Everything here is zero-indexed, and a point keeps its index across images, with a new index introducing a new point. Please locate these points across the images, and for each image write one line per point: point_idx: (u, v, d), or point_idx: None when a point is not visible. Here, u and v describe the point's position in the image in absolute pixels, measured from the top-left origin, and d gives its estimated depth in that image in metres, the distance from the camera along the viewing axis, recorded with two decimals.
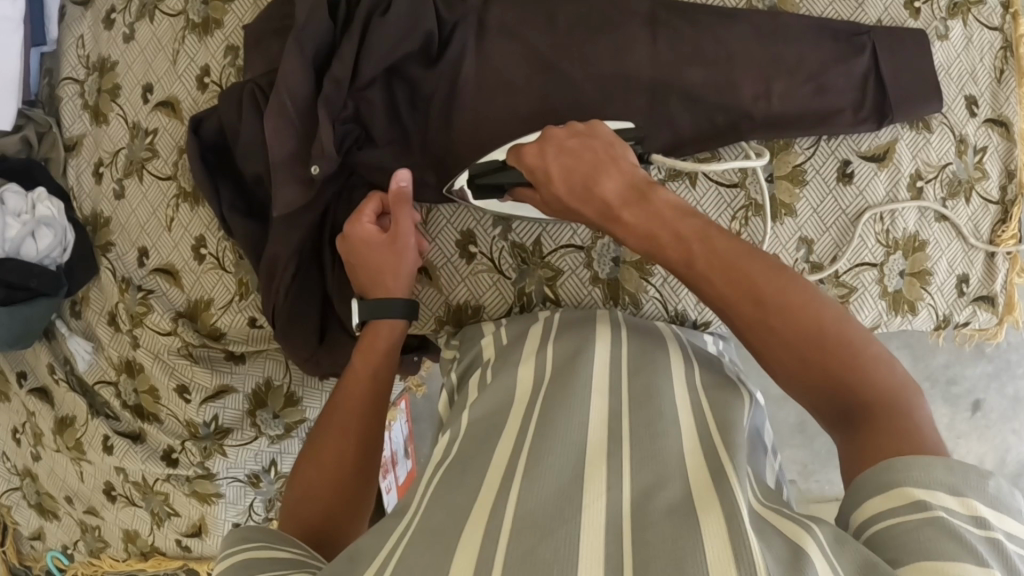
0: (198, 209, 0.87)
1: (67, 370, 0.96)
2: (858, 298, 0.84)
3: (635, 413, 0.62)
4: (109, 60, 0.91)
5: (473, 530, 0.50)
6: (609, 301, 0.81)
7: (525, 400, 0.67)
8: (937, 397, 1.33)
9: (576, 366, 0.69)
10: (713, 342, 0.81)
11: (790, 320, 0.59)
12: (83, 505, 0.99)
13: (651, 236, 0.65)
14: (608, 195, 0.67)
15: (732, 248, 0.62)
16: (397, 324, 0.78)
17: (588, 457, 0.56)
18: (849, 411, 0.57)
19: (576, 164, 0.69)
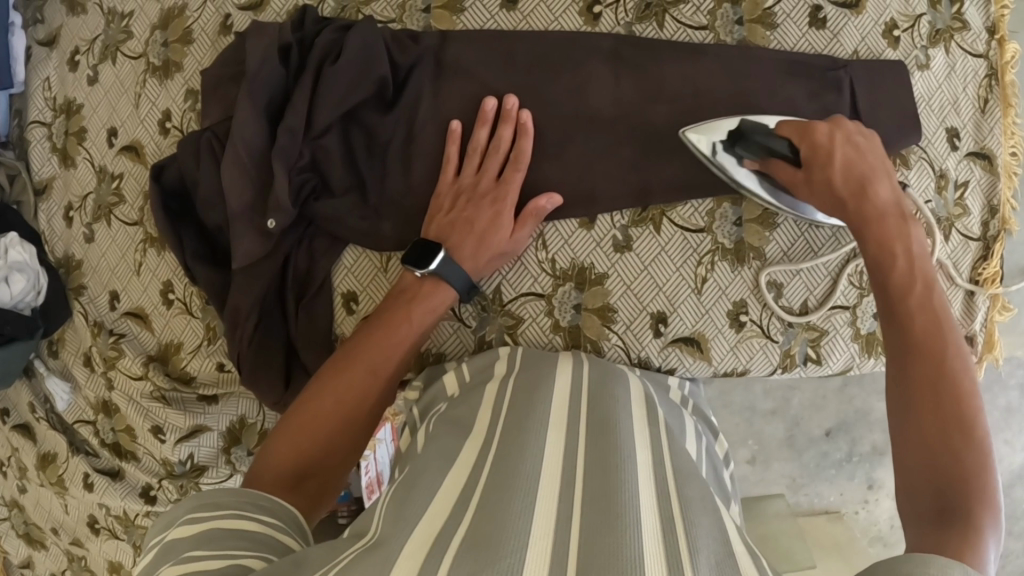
0: (164, 253, 0.87)
1: (47, 408, 0.97)
2: (829, 341, 0.82)
3: (590, 451, 0.62)
4: (75, 102, 0.91)
5: (419, 546, 0.49)
6: (570, 348, 0.80)
7: (483, 428, 0.66)
8: None
9: (538, 398, 0.69)
10: (679, 385, 0.81)
11: (942, 381, 0.59)
12: (69, 536, 1.01)
13: (887, 255, 0.66)
14: (881, 203, 0.68)
15: (930, 311, 0.63)
16: (451, 294, 0.76)
17: (545, 485, 0.55)
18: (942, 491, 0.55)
19: (849, 167, 0.69)
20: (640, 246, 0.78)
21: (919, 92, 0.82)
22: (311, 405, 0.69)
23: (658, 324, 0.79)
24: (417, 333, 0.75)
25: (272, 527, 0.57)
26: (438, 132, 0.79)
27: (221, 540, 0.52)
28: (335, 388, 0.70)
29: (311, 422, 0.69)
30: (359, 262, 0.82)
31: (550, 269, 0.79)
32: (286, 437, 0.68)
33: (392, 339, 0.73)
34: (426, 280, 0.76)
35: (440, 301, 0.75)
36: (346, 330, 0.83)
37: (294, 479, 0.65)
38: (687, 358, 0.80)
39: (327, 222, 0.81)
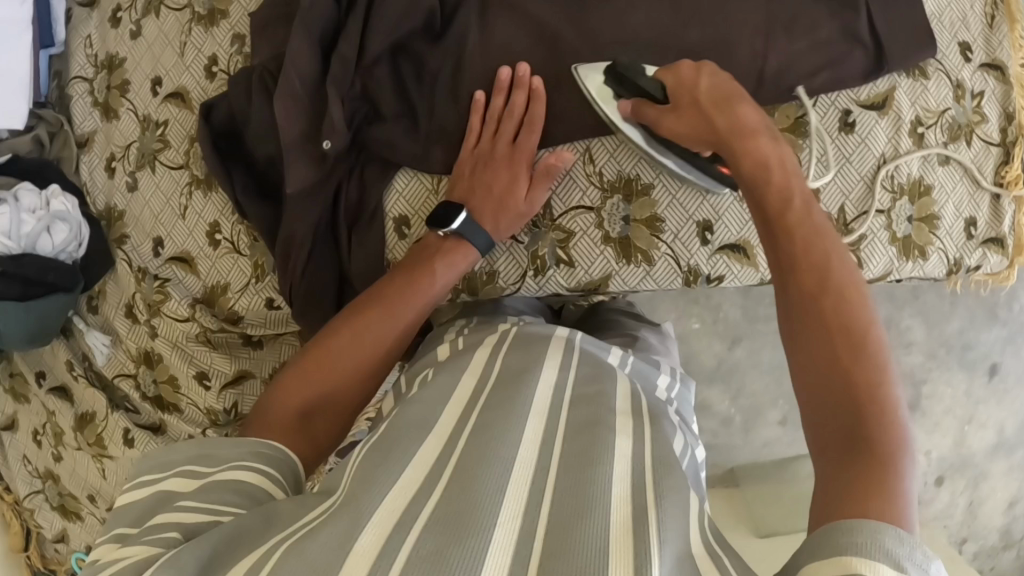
0: (211, 194, 0.88)
1: (85, 366, 0.96)
2: (868, 245, 0.85)
3: (570, 440, 0.59)
4: (117, 57, 0.92)
5: (383, 524, 0.48)
6: (621, 261, 0.80)
7: (466, 403, 0.64)
8: (953, 364, 1.36)
9: (522, 382, 0.66)
10: (667, 385, 0.84)
11: (829, 312, 0.57)
12: (106, 505, 0.96)
13: (761, 167, 0.67)
14: (745, 117, 0.69)
15: (830, 238, 0.62)
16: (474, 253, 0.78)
17: (516, 472, 0.54)
18: (850, 445, 0.51)
19: (722, 86, 0.72)
20: None
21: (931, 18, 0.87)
22: (318, 352, 0.71)
23: (705, 233, 0.80)
24: (431, 299, 0.76)
25: (269, 480, 0.58)
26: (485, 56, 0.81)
27: (211, 492, 0.54)
28: (342, 338, 0.72)
29: (319, 368, 0.70)
30: (411, 185, 0.83)
31: (598, 182, 0.80)
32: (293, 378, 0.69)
33: (398, 304, 0.74)
34: (448, 239, 0.78)
35: (459, 262, 0.77)
36: (398, 254, 0.84)
37: (300, 423, 0.66)
38: (734, 265, 0.81)
39: (377, 149, 0.82)
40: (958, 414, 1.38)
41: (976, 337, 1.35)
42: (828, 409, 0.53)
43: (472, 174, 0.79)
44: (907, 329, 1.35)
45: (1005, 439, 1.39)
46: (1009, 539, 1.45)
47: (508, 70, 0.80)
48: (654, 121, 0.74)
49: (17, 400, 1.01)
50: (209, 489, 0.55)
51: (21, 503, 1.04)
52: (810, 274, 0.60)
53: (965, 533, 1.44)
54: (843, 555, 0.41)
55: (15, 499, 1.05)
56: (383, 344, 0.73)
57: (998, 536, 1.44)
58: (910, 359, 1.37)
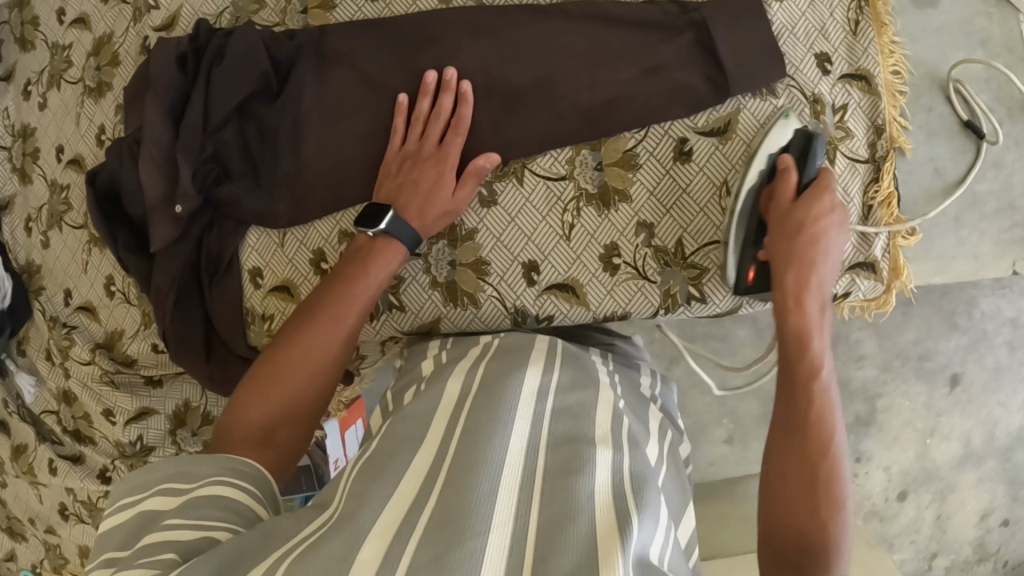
0: (105, 251, 0.97)
1: (18, 403, 1.06)
2: (710, 279, 0.81)
3: (552, 448, 0.61)
4: (29, 127, 1.03)
5: (384, 532, 0.51)
6: (449, 304, 0.82)
7: (452, 408, 0.67)
8: (909, 375, 1.27)
9: (506, 388, 0.68)
10: (649, 385, 0.89)
11: (823, 424, 0.65)
12: (44, 525, 1.09)
13: (798, 268, 0.71)
14: (822, 232, 0.72)
15: (813, 372, 0.67)
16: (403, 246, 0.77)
17: (504, 479, 0.56)
18: (803, 560, 0.60)
19: (801, 234, 0.71)
20: (505, 199, 0.81)
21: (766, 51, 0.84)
22: (269, 366, 0.72)
23: (531, 274, 0.81)
24: (371, 295, 0.76)
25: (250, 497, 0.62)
26: (318, 108, 0.84)
27: (202, 511, 0.57)
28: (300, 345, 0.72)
29: (268, 379, 0.71)
30: (261, 240, 0.88)
31: None
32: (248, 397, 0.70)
33: (341, 298, 0.75)
34: (377, 238, 0.77)
35: (390, 259, 0.77)
36: (255, 303, 0.89)
37: (264, 434, 0.68)
38: (563, 305, 0.81)
39: (229, 207, 0.88)
40: (918, 427, 1.29)
41: (933, 347, 1.26)
42: (780, 510, 0.63)
43: (407, 175, 0.79)
44: (857, 343, 1.28)
45: (972, 450, 1.29)
46: (985, 552, 1.34)
47: (436, 73, 0.80)
48: (783, 211, 0.73)
49: None
50: (195, 505, 0.58)
51: None
52: (805, 373, 0.67)
53: (936, 549, 1.33)
54: None
55: None
56: (334, 336, 0.73)
57: (972, 550, 1.33)
58: (862, 373, 1.28)
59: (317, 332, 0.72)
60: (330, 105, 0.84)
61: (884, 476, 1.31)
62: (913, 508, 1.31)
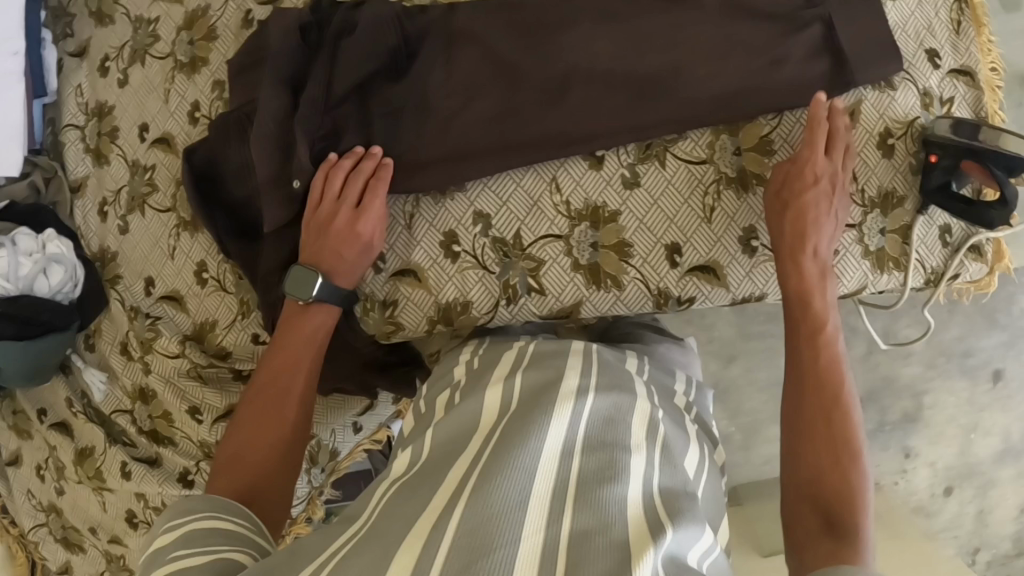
0: (197, 235, 0.91)
1: (84, 403, 1.01)
2: (841, 260, 0.84)
3: (587, 455, 0.61)
4: (106, 105, 0.96)
5: (415, 538, 0.52)
6: (591, 287, 0.81)
7: (489, 425, 0.66)
8: (954, 372, 1.29)
9: (538, 397, 0.68)
10: (684, 391, 0.83)
11: (815, 407, 0.70)
12: (107, 535, 1.02)
13: (800, 222, 0.76)
14: (819, 224, 0.77)
15: (830, 376, 0.72)
16: (332, 309, 0.80)
17: (541, 486, 0.56)
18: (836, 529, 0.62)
19: (796, 230, 0.77)
20: (648, 181, 0.81)
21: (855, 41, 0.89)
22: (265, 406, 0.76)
23: (673, 255, 0.81)
24: (312, 358, 0.80)
25: (246, 528, 0.64)
26: (446, 88, 0.81)
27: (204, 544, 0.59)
28: (289, 386, 0.77)
29: (260, 427, 0.75)
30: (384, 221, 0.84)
31: (565, 211, 0.81)
32: (245, 445, 0.74)
33: (296, 355, 0.79)
34: (309, 306, 0.80)
35: (320, 317, 0.80)
36: (374, 289, 0.84)
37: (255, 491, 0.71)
38: (704, 286, 0.82)
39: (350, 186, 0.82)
40: (963, 422, 1.31)
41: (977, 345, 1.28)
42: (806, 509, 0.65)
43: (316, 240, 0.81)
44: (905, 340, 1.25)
45: (1013, 445, 1.31)
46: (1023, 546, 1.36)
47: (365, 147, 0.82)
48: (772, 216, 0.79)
49: (18, 436, 1.04)
50: (196, 530, 0.61)
51: (26, 537, 1.07)
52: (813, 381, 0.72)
53: (977, 543, 1.35)
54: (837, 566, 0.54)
55: (18, 533, 1.07)
56: (288, 398, 0.77)
57: (1010, 544, 1.35)
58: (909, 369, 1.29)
59: (276, 386, 0.77)
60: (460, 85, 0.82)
61: (929, 472, 1.32)
62: (958, 502, 1.32)
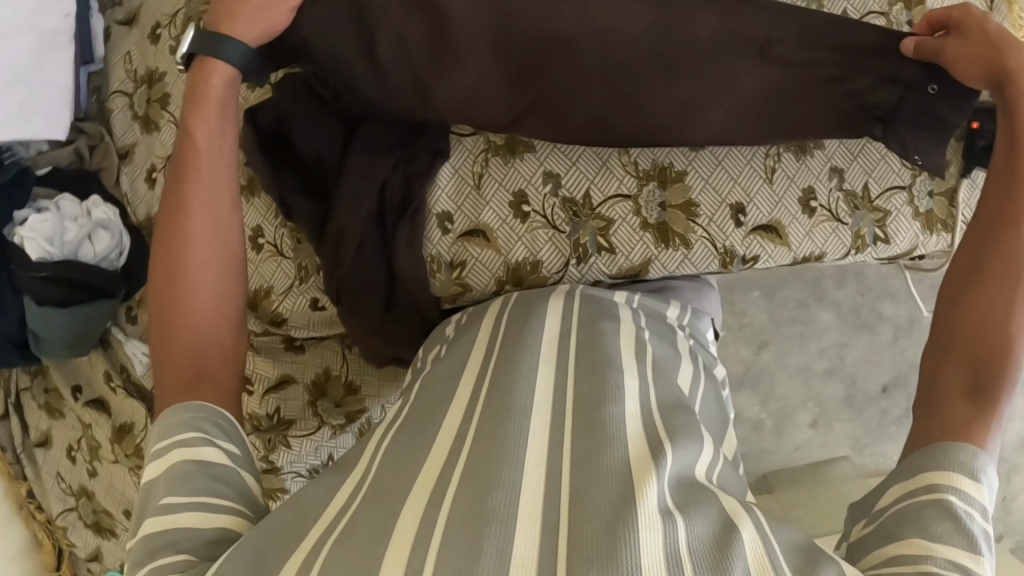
0: (254, 200, 0.90)
1: (123, 377, 0.97)
2: (893, 221, 0.87)
3: (581, 380, 0.62)
4: (157, 71, 0.95)
5: (423, 490, 0.51)
6: (660, 245, 0.83)
7: (478, 367, 0.67)
8: None
9: (526, 334, 0.69)
10: (678, 315, 0.80)
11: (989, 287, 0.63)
12: None
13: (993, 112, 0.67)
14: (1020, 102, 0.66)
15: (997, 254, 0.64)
16: (226, 77, 0.71)
17: (539, 411, 0.57)
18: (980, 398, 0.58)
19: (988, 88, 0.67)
20: (712, 143, 0.83)
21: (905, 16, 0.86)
22: (172, 245, 0.66)
23: (738, 215, 0.84)
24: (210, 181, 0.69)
25: (235, 458, 0.59)
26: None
27: (190, 483, 0.53)
28: (191, 228, 0.67)
29: (181, 275, 0.65)
30: (452, 182, 0.84)
31: (633, 171, 0.83)
32: (170, 288, 0.65)
33: (193, 168, 0.69)
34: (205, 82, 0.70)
35: (203, 124, 0.69)
36: (441, 250, 0.84)
37: (195, 369, 0.63)
38: (768, 245, 0.85)
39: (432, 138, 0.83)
40: None
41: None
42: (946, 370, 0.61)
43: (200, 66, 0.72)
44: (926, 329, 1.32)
45: None
46: None
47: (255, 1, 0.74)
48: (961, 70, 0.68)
49: (50, 416, 1.02)
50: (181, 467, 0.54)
51: (53, 522, 1.05)
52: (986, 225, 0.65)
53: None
54: (940, 472, 0.54)
55: (45, 519, 1.05)
56: (214, 241, 0.67)
57: None
58: None
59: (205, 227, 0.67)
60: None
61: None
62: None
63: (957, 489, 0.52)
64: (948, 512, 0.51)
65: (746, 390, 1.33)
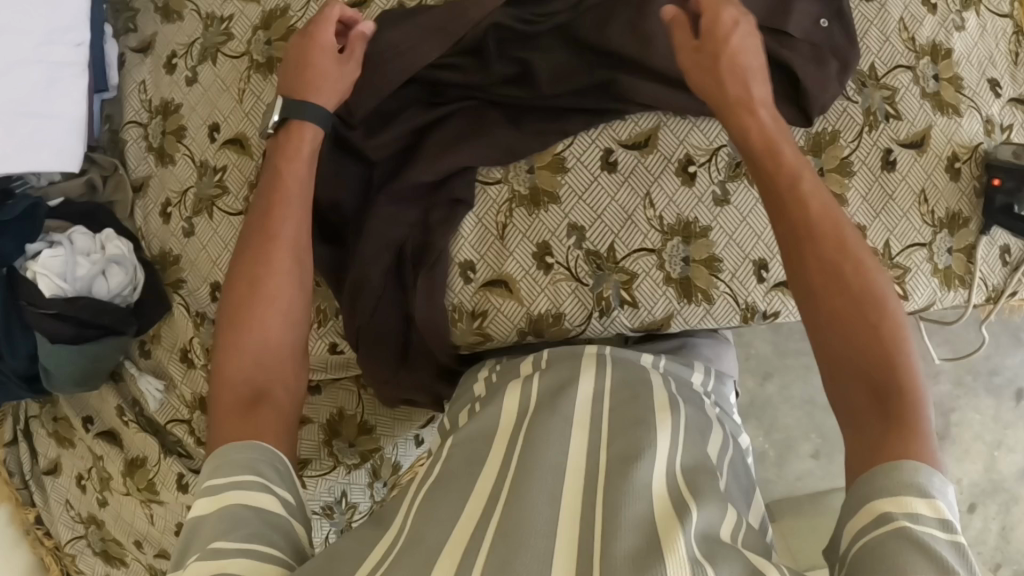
0: None
1: (135, 411, 0.97)
2: (912, 278, 0.87)
3: (613, 442, 0.59)
4: (173, 103, 0.94)
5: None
6: (682, 300, 0.82)
7: (510, 428, 0.65)
8: (980, 391, 1.25)
9: (559, 395, 0.66)
10: (703, 381, 0.77)
11: (804, 267, 0.60)
12: (154, 549, 0.98)
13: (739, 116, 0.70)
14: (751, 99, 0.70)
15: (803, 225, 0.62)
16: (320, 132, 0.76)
17: (568, 478, 0.56)
18: (881, 386, 0.54)
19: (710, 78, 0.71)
20: (738, 199, 0.83)
21: (931, 70, 0.89)
22: (250, 277, 0.67)
23: (762, 270, 0.83)
24: (294, 222, 0.71)
25: (289, 509, 0.56)
26: (554, 86, 0.81)
27: (244, 529, 0.52)
28: (273, 259, 0.69)
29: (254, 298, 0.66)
30: (476, 231, 0.83)
31: (658, 226, 0.83)
32: (239, 315, 0.65)
33: (282, 202, 0.72)
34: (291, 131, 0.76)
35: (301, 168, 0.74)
36: (464, 299, 0.83)
37: (252, 403, 0.62)
38: (789, 300, 0.83)
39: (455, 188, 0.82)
40: (986, 439, 1.25)
41: (1001, 362, 1.26)
42: (849, 380, 0.56)
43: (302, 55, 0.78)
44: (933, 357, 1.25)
45: None
46: None
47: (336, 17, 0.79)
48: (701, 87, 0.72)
49: (59, 444, 1.01)
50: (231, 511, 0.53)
51: (62, 549, 1.04)
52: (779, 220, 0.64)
53: (999, 560, 1.24)
54: (886, 494, 0.48)
55: (54, 545, 1.04)
56: (288, 279, 0.68)
57: None
58: (937, 388, 1.25)
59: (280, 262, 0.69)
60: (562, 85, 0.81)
61: (955, 489, 1.24)
62: (981, 520, 1.23)
63: (910, 514, 0.47)
64: (908, 542, 0.45)
65: (750, 421, 1.33)
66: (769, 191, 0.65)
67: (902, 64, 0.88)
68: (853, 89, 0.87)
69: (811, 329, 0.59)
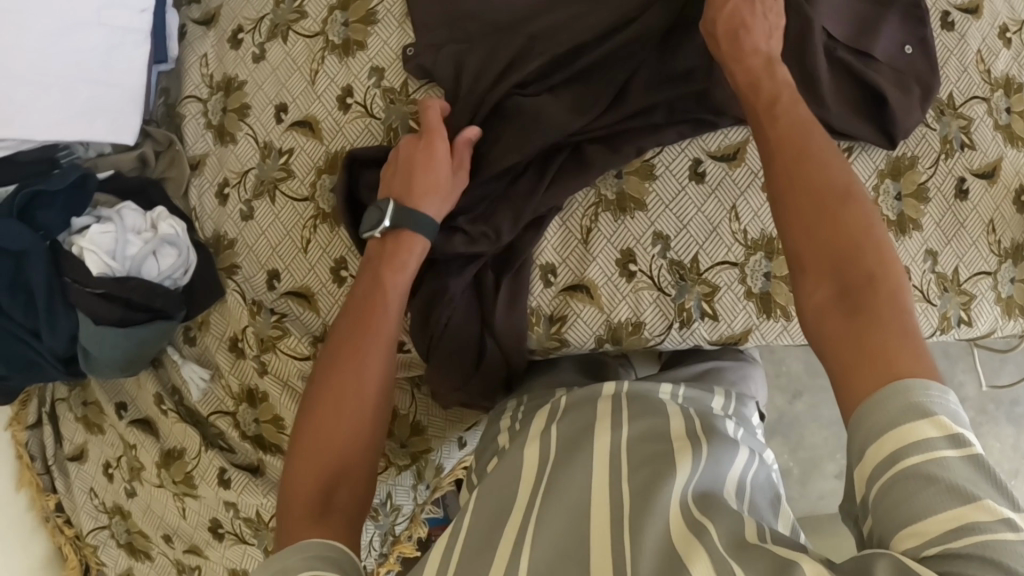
0: (338, 230, 0.85)
1: (174, 400, 0.92)
2: (976, 305, 0.88)
3: (635, 475, 0.58)
4: (237, 80, 0.89)
5: None
6: (762, 315, 0.82)
7: (534, 474, 0.62)
8: (1001, 419, 1.29)
9: (582, 434, 0.64)
10: (722, 407, 0.75)
11: (805, 184, 0.59)
12: (184, 544, 0.94)
13: (738, 60, 0.71)
14: (749, 43, 0.71)
15: (800, 141, 0.62)
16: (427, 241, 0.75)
17: (592, 516, 0.54)
18: (857, 300, 0.54)
19: (739, 13, 0.72)
20: None
21: (1004, 103, 0.90)
22: (335, 376, 0.67)
23: None
24: (391, 326, 0.71)
25: None
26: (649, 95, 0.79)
27: None
28: (361, 357, 0.68)
29: (335, 401, 0.65)
30: (560, 235, 0.82)
31: (742, 239, 0.82)
32: (320, 416, 0.65)
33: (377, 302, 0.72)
34: (388, 241, 0.75)
35: (403, 280, 0.73)
36: (542, 302, 0.82)
37: (323, 505, 0.60)
38: None
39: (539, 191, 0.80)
40: (1004, 467, 1.29)
41: (1021, 391, 1.29)
42: (819, 285, 0.56)
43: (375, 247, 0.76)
44: (959, 385, 1.29)
45: None
46: None
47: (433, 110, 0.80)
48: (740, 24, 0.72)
49: (87, 430, 0.96)
50: None
51: (83, 539, 0.99)
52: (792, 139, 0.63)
53: None
54: (895, 427, 0.47)
55: (73, 534, 0.99)
56: (374, 380, 0.67)
57: None
58: None
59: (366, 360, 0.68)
60: (659, 91, 0.78)
61: None
62: None
63: (918, 442, 0.46)
64: (928, 478, 0.45)
65: (777, 437, 1.35)
66: (758, 123, 0.66)
67: (978, 96, 0.90)
68: (932, 116, 0.89)
69: (788, 237, 0.60)
